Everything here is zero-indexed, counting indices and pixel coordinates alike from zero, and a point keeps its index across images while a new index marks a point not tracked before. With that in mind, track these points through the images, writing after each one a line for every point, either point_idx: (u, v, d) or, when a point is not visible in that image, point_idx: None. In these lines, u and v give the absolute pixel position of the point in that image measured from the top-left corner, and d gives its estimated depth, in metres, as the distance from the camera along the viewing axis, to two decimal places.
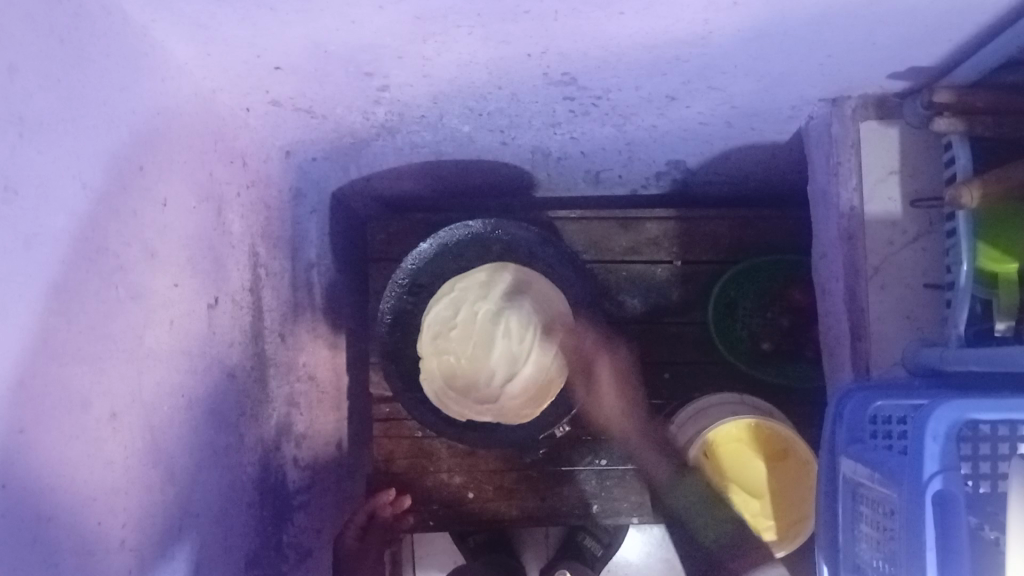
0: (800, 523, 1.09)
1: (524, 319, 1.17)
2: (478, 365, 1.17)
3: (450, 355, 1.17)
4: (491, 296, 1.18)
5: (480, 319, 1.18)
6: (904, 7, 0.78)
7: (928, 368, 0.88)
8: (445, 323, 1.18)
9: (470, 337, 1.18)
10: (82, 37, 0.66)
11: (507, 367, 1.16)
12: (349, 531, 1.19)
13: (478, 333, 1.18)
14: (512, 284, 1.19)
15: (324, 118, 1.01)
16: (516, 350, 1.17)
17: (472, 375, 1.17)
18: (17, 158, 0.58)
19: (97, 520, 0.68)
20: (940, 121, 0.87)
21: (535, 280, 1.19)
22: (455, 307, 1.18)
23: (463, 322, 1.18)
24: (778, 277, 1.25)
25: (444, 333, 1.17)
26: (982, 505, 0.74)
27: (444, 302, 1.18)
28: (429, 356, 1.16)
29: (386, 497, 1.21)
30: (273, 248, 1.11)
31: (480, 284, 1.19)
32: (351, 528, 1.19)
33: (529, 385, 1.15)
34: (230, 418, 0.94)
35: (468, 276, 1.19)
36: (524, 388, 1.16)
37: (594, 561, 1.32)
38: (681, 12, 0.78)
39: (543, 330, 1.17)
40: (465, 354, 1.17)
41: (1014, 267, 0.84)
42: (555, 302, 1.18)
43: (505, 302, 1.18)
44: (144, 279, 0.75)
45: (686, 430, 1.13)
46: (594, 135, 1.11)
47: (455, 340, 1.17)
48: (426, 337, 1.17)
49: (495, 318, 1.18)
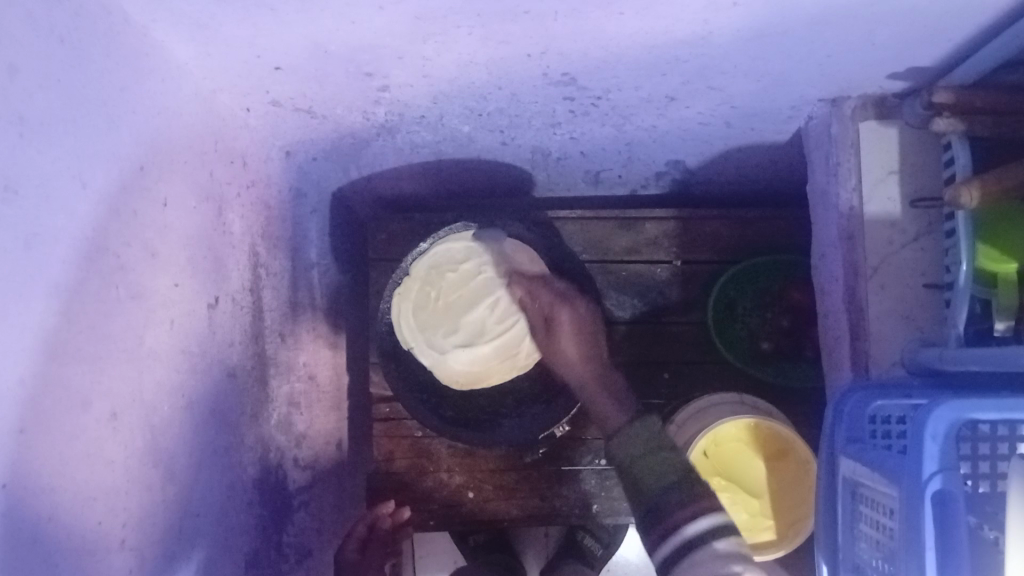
0: (798, 523, 1.09)
1: (516, 305, 1.11)
2: (446, 320, 1.12)
3: (431, 293, 1.13)
4: (502, 269, 1.13)
5: (482, 281, 1.13)
6: (904, 7, 0.78)
7: (927, 368, 0.88)
8: (447, 262, 1.14)
9: (464, 288, 1.13)
10: (83, 37, 0.66)
11: (473, 333, 1.11)
12: (348, 543, 1.17)
13: (473, 290, 1.12)
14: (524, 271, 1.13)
15: (324, 118, 1.01)
16: (489, 323, 1.11)
17: (435, 323, 1.12)
18: (18, 158, 0.58)
19: (97, 520, 0.68)
20: (939, 121, 0.88)
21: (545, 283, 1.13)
22: (467, 254, 1.15)
23: (466, 274, 1.13)
24: (776, 278, 1.26)
25: (441, 269, 1.14)
26: (981, 505, 0.75)
27: (461, 244, 1.15)
28: (415, 291, 1.14)
29: (385, 508, 1.20)
30: (273, 248, 1.11)
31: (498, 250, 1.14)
32: (351, 541, 1.18)
33: (478, 360, 1.10)
34: (230, 417, 0.94)
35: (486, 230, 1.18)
36: (472, 360, 1.10)
37: (594, 561, 1.33)
38: (681, 12, 0.78)
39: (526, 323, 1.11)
40: (448, 298, 1.13)
41: (1014, 266, 0.84)
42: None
43: (510, 280, 1.12)
44: (145, 278, 0.75)
45: (685, 430, 1.12)
46: (594, 136, 1.11)
47: (446, 282, 1.13)
48: (427, 266, 1.14)
49: (494, 287, 1.12)
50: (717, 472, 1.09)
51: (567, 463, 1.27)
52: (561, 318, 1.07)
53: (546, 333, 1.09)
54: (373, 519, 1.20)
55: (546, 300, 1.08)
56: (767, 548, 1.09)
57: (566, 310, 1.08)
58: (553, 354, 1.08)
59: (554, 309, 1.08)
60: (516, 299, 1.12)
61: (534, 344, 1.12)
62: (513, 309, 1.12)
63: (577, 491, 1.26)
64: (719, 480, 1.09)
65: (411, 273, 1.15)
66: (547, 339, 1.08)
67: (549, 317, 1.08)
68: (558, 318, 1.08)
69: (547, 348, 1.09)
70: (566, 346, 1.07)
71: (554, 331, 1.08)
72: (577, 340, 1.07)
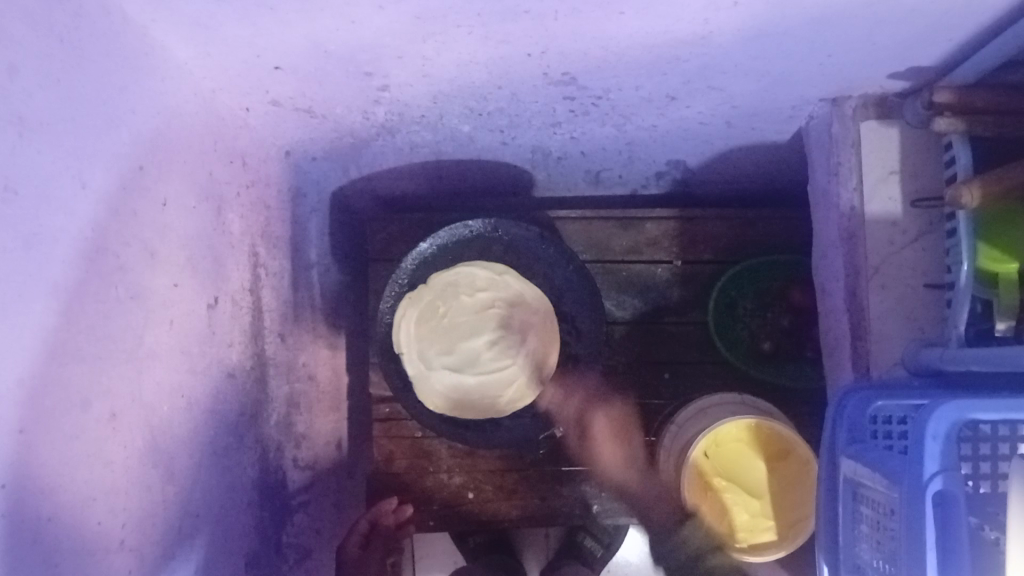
0: (800, 523, 1.08)
1: (515, 349, 1.16)
2: (444, 340, 1.16)
3: (439, 308, 1.15)
4: (514, 311, 1.16)
5: (492, 316, 1.16)
6: (904, 7, 0.78)
7: (928, 368, 0.88)
8: (465, 284, 1.16)
9: (473, 314, 1.16)
10: (83, 37, 0.66)
11: (465, 361, 1.16)
12: (350, 540, 1.19)
13: (481, 321, 1.16)
14: (533, 322, 1.16)
15: (324, 118, 1.01)
16: (481, 359, 1.16)
17: (432, 339, 1.15)
18: (18, 158, 0.58)
19: (97, 520, 0.68)
20: (940, 121, 0.87)
21: (552, 335, 1.16)
22: (487, 282, 1.16)
23: (479, 302, 1.16)
24: (777, 277, 1.26)
25: (458, 289, 1.16)
26: (982, 505, 0.75)
27: (483, 274, 1.16)
28: (425, 302, 1.15)
29: (387, 504, 1.22)
30: (273, 248, 1.11)
31: (514, 292, 1.16)
32: (354, 536, 1.20)
33: (458, 387, 1.15)
34: (230, 418, 0.94)
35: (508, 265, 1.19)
36: (453, 386, 1.15)
37: (594, 561, 1.32)
38: (681, 12, 0.78)
39: (517, 368, 1.15)
40: (454, 318, 1.16)
41: (1015, 266, 0.84)
42: (545, 367, 1.15)
43: (517, 326, 1.16)
44: (144, 279, 0.75)
45: (685, 431, 1.13)
46: (594, 136, 1.11)
47: (458, 302, 1.16)
48: (444, 280, 1.16)
49: (501, 325, 1.16)
50: (717, 472, 1.09)
51: (567, 463, 1.26)
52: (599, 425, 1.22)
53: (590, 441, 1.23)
54: (376, 514, 1.22)
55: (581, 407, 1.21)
56: (767, 548, 1.07)
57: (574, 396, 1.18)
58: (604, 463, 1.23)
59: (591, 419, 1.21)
60: (517, 342, 1.16)
61: (518, 393, 1.16)
62: (509, 353, 1.16)
63: (577, 491, 1.26)
64: (719, 480, 1.09)
65: (429, 283, 1.16)
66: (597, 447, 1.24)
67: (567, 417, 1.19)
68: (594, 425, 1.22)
69: (605, 464, 1.23)
70: (610, 454, 1.23)
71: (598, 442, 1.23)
72: (619, 446, 1.24)
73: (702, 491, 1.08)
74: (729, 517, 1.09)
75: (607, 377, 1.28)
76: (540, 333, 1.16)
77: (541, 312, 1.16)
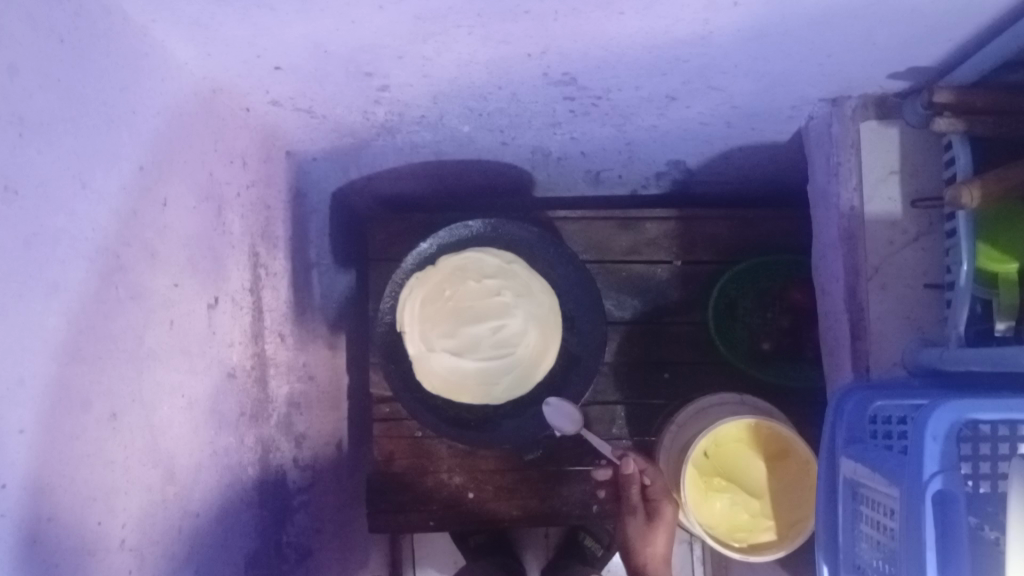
0: (799, 523, 1.07)
1: (518, 340, 1.12)
2: (448, 324, 1.11)
3: (446, 291, 1.12)
4: (522, 300, 1.12)
5: (497, 302, 1.12)
6: (904, 6, 0.78)
7: (928, 368, 0.88)
8: (474, 270, 1.13)
9: (478, 299, 1.12)
10: (83, 38, 0.67)
11: (465, 347, 1.12)
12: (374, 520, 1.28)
13: (486, 307, 1.11)
14: (537, 313, 1.13)
15: (324, 118, 1.02)
16: (483, 345, 1.12)
17: (434, 321, 1.11)
18: (17, 157, 0.58)
19: (97, 521, 0.67)
20: (940, 121, 0.87)
21: (554, 325, 1.13)
22: (495, 271, 1.13)
23: (486, 288, 1.12)
24: (777, 276, 1.26)
25: (466, 273, 1.12)
26: (982, 505, 0.75)
27: (492, 261, 1.14)
28: (432, 282, 1.12)
29: (381, 522, 1.28)
30: (273, 248, 1.10)
31: (523, 281, 1.13)
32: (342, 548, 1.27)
33: (458, 372, 1.11)
34: (229, 419, 0.94)
35: (517, 256, 1.17)
36: (452, 371, 1.11)
37: (594, 561, 1.36)
38: (681, 12, 0.77)
39: (518, 359, 1.12)
40: (459, 302, 1.12)
41: (1014, 266, 0.84)
42: (546, 358, 1.13)
43: (523, 314, 1.12)
44: (145, 277, 0.75)
45: (687, 430, 1.14)
46: (594, 135, 1.11)
47: (465, 286, 1.12)
48: (451, 265, 1.12)
49: (506, 313, 1.11)
50: (717, 472, 1.09)
51: (566, 464, 1.26)
52: (664, 510, 1.04)
53: (644, 519, 1.06)
54: (375, 524, 1.29)
55: (655, 485, 1.07)
56: (767, 548, 1.06)
57: (632, 456, 1.07)
58: (643, 544, 1.04)
59: (659, 499, 1.06)
60: (520, 331, 1.12)
61: (517, 384, 1.12)
62: (511, 342, 1.12)
63: (576, 491, 1.26)
64: (719, 480, 1.09)
65: (436, 265, 1.13)
66: (642, 527, 1.05)
67: (625, 475, 1.06)
68: (660, 508, 1.05)
69: (639, 538, 1.05)
70: (659, 540, 1.04)
71: (654, 521, 1.05)
72: (670, 538, 1.05)
73: (701, 491, 1.09)
74: (730, 516, 1.09)
75: (607, 377, 1.28)
76: (543, 324, 1.13)
77: (547, 305, 1.14)
